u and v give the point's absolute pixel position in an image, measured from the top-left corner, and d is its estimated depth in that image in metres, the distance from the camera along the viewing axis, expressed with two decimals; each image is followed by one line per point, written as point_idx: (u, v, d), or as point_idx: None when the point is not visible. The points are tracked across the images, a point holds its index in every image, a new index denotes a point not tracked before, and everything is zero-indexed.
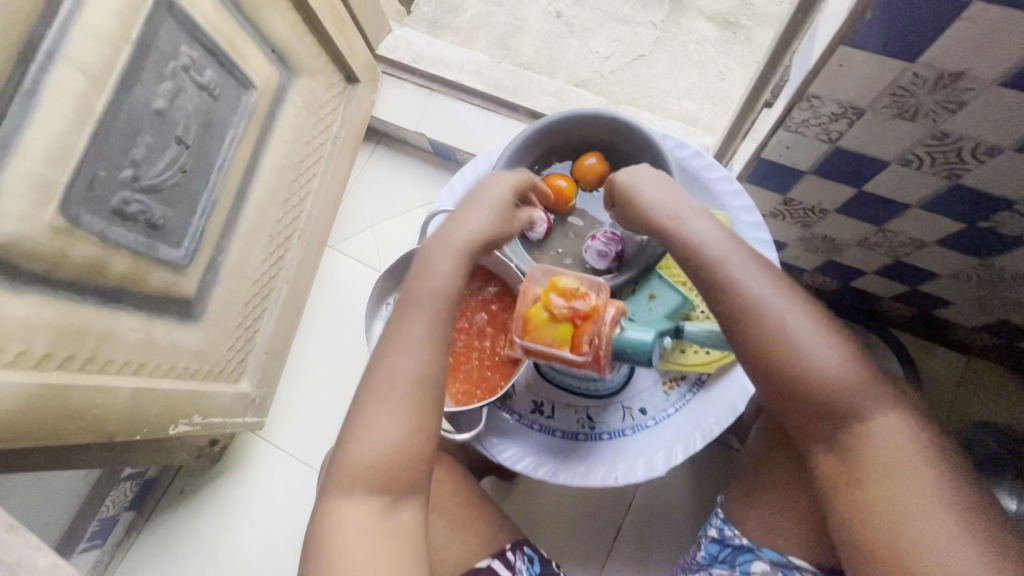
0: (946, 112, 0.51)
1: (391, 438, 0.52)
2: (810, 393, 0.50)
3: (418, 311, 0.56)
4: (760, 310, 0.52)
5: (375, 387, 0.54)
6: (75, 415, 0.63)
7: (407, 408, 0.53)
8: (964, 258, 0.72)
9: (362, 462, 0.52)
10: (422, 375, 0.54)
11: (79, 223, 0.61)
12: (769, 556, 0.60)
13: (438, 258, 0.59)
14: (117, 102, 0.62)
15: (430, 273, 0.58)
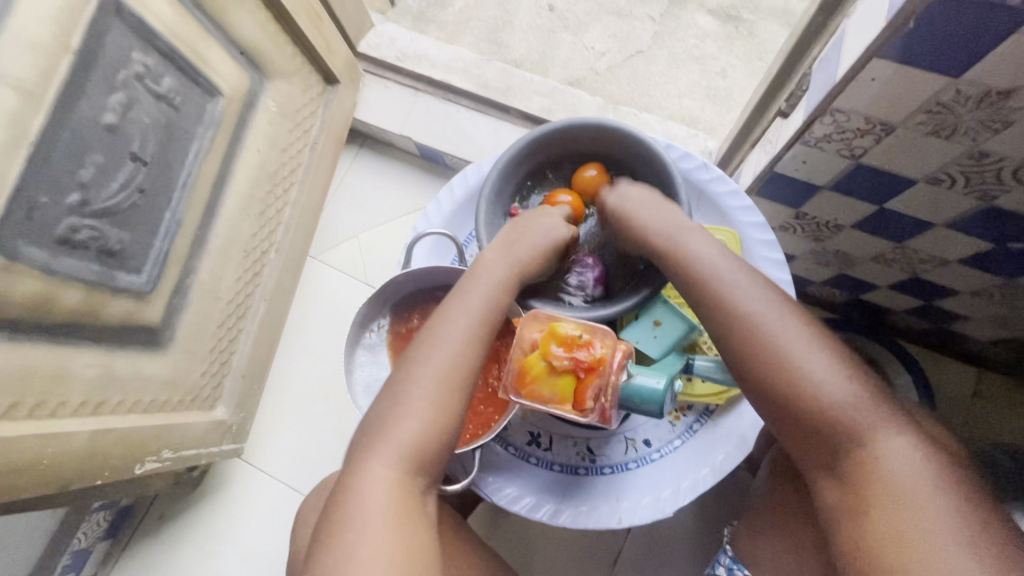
0: (988, 131, 0.46)
1: (427, 426, 0.50)
2: (808, 413, 0.49)
3: (464, 307, 0.55)
4: (756, 330, 0.51)
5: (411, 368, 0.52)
6: (23, 469, 0.57)
7: (442, 397, 0.51)
8: (987, 277, 0.68)
9: (394, 444, 0.50)
10: (463, 369, 0.52)
11: (18, 257, 0.54)
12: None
13: (495, 270, 0.57)
14: (58, 119, 0.55)
15: (486, 282, 0.56)
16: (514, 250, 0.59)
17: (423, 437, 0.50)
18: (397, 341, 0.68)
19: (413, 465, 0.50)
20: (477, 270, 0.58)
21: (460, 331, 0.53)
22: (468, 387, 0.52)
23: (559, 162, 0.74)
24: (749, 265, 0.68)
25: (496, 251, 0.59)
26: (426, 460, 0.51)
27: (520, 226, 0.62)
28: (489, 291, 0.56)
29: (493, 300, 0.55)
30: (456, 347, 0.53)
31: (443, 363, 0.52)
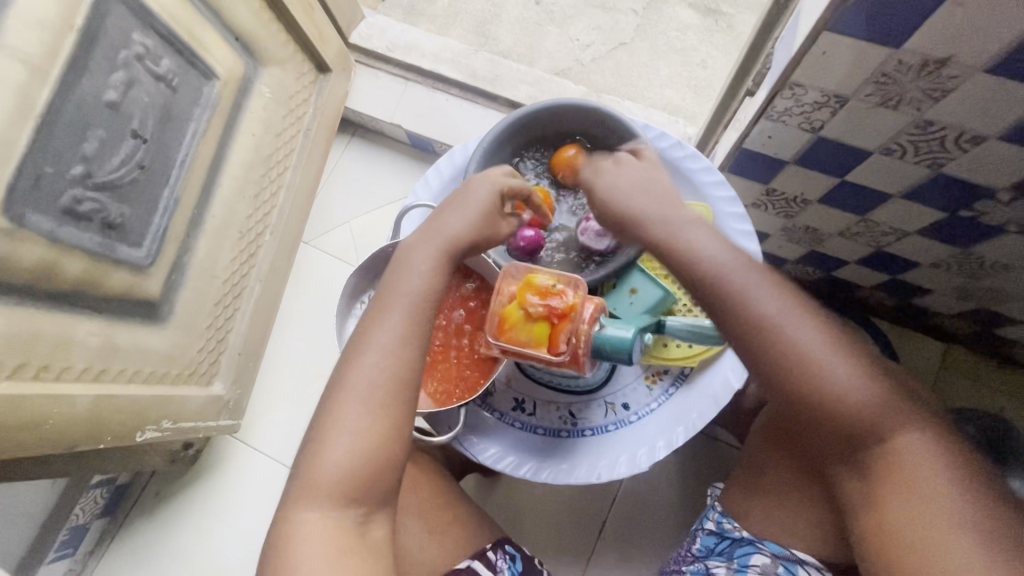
0: (930, 99, 0.50)
1: (359, 446, 0.51)
2: (831, 418, 0.49)
3: (387, 313, 0.55)
4: (773, 335, 0.50)
5: (341, 397, 0.53)
6: (30, 426, 0.59)
7: (370, 420, 0.52)
8: (944, 248, 0.72)
9: (326, 473, 0.51)
10: (392, 374, 0.53)
11: (24, 223, 0.57)
12: (770, 549, 0.60)
13: (419, 259, 0.58)
14: (63, 94, 0.58)
15: (409, 277, 0.57)
16: (435, 237, 0.59)
17: (358, 454, 0.51)
18: None
19: (349, 488, 0.51)
20: (401, 261, 0.58)
21: (384, 340, 0.54)
22: (399, 398, 0.53)
23: (543, 143, 0.78)
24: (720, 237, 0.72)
25: (417, 238, 0.59)
26: (364, 481, 0.51)
27: (453, 200, 0.61)
28: (412, 284, 0.56)
29: (415, 295, 0.56)
30: (382, 366, 0.53)
31: (369, 377, 0.53)
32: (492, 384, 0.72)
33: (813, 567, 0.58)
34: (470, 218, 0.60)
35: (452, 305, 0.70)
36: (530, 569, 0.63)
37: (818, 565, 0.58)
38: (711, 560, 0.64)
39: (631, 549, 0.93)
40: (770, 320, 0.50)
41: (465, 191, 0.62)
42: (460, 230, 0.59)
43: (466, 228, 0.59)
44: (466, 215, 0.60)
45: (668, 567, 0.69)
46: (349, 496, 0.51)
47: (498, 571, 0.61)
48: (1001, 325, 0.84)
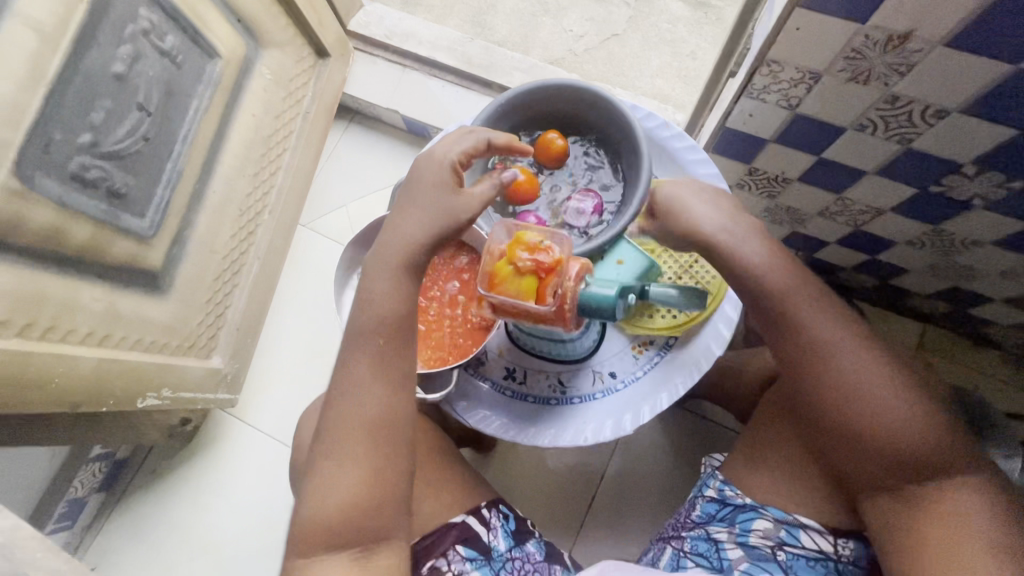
0: (896, 74, 0.53)
1: (335, 495, 0.53)
2: (879, 442, 0.52)
3: (348, 357, 0.56)
4: (830, 361, 0.54)
5: (327, 444, 0.55)
6: (36, 384, 0.61)
7: (356, 459, 0.54)
8: (917, 225, 0.75)
9: (316, 519, 0.54)
10: (357, 417, 0.55)
11: (34, 186, 0.59)
12: (774, 514, 0.61)
13: (374, 289, 0.57)
14: (72, 64, 0.61)
15: (365, 312, 0.56)
16: (386, 255, 0.57)
17: (336, 501, 0.53)
18: None
19: (338, 532, 0.53)
20: (361, 291, 0.57)
21: (346, 386, 0.56)
22: (382, 430, 0.55)
23: (533, 123, 0.80)
24: None
25: (372, 256, 0.58)
26: (352, 524, 0.53)
27: (403, 199, 0.59)
28: (366, 318, 0.56)
29: (371, 329, 0.56)
30: (365, 406, 0.55)
31: (339, 423, 0.55)
32: (484, 354, 0.74)
33: (814, 530, 0.59)
34: (418, 218, 0.57)
35: (447, 277, 0.73)
36: (524, 529, 0.65)
37: (818, 528, 0.59)
38: (713, 526, 0.63)
39: (619, 522, 0.96)
40: (828, 347, 0.55)
41: (413, 181, 0.59)
42: (412, 235, 0.57)
43: (420, 229, 0.57)
44: (416, 217, 0.57)
45: (665, 533, 0.68)
46: (341, 539, 0.54)
47: (491, 528, 0.63)
48: (974, 303, 0.87)
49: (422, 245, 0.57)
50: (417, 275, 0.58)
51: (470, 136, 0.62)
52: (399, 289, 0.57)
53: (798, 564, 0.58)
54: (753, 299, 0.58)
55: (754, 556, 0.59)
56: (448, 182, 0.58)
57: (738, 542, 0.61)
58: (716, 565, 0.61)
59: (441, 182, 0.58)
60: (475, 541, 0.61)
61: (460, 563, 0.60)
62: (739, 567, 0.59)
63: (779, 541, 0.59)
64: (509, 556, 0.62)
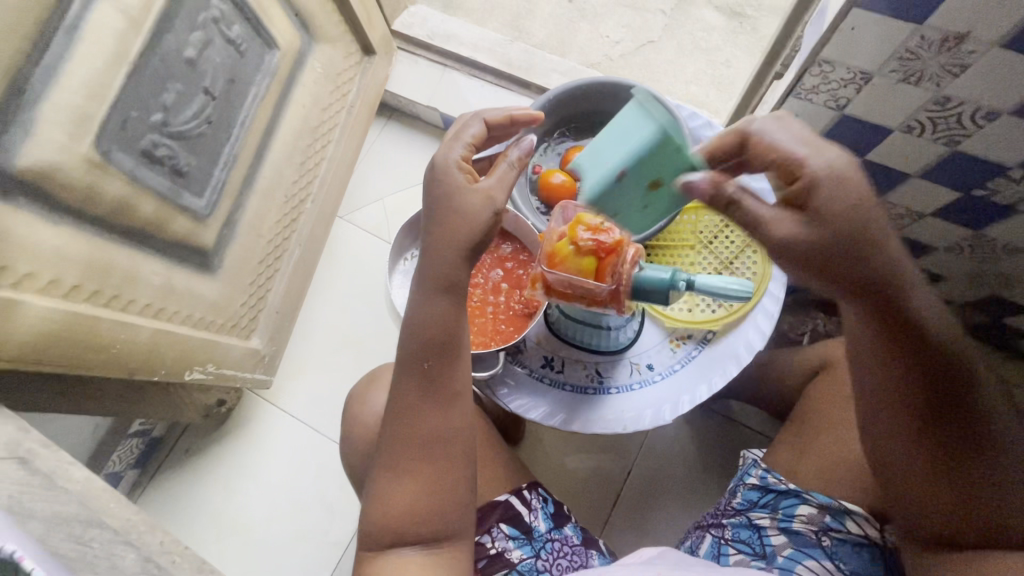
0: (948, 75, 0.55)
1: (398, 499, 0.55)
2: (909, 492, 0.51)
3: (397, 378, 0.57)
4: (877, 407, 0.51)
5: (387, 453, 0.56)
6: (101, 347, 0.64)
7: (420, 462, 0.55)
8: (957, 231, 0.75)
9: (382, 522, 0.55)
10: (411, 429, 0.56)
11: (111, 160, 0.62)
12: (819, 500, 0.61)
13: (415, 314, 0.56)
14: (151, 46, 0.64)
15: (410, 336, 0.56)
16: (426, 276, 0.55)
17: (401, 506, 0.55)
18: None
19: (405, 534, 0.55)
20: (407, 318, 0.56)
21: (395, 402, 0.57)
22: (440, 436, 0.56)
23: (574, 121, 0.82)
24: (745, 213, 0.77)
25: (414, 280, 0.56)
26: (417, 526, 0.55)
27: (425, 212, 0.56)
28: (409, 342, 0.56)
29: (415, 352, 0.56)
30: (423, 417, 0.56)
31: (392, 434, 0.56)
32: (523, 342, 0.75)
33: (860, 516, 0.59)
34: (449, 236, 0.53)
35: (490, 265, 0.74)
36: (561, 513, 0.65)
37: (864, 514, 0.59)
38: (754, 513, 0.64)
39: (645, 519, 0.96)
40: (882, 394, 0.50)
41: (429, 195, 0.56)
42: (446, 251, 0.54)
43: (454, 248, 0.53)
44: (445, 231, 0.53)
45: (703, 521, 0.68)
46: (407, 540, 0.55)
47: (532, 509, 0.63)
48: (1009, 313, 0.87)
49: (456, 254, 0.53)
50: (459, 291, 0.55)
51: (464, 128, 0.57)
52: (442, 310, 0.55)
53: (842, 550, 0.58)
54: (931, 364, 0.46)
55: (798, 542, 0.60)
56: (464, 180, 0.54)
57: (781, 528, 0.61)
58: (759, 550, 0.61)
59: (457, 182, 0.54)
60: (517, 521, 0.62)
61: (503, 540, 0.60)
62: (782, 553, 0.60)
63: (824, 527, 0.60)
64: (549, 536, 0.62)
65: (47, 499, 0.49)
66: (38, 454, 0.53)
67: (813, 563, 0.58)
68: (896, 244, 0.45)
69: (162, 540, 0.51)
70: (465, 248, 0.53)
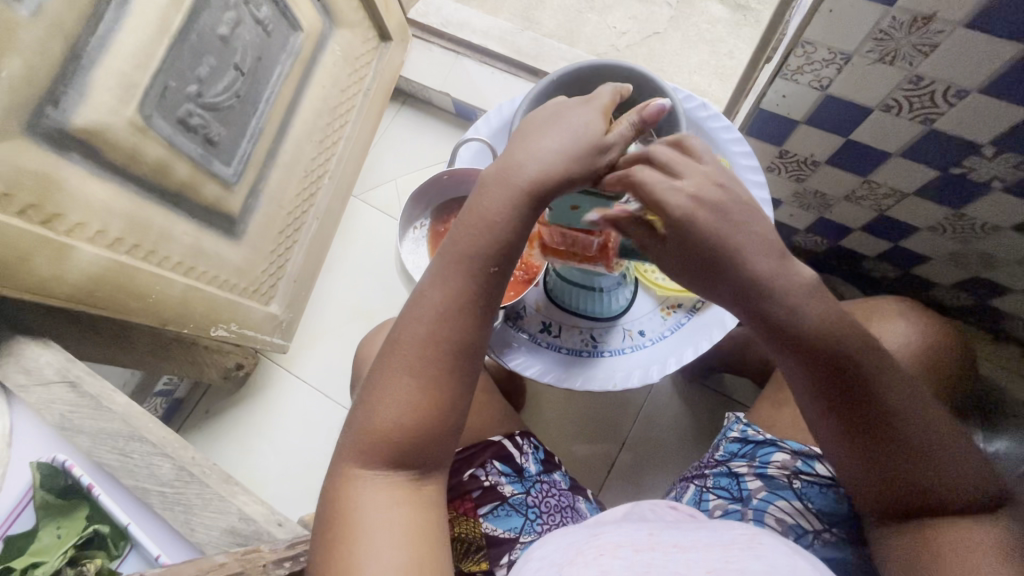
0: (920, 55, 0.59)
1: (406, 415, 0.50)
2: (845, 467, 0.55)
3: (446, 273, 0.51)
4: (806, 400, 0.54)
5: (408, 360, 0.51)
6: (140, 297, 0.70)
7: (441, 383, 0.51)
8: (939, 210, 0.79)
9: (379, 436, 0.51)
10: (448, 340, 0.51)
11: (151, 125, 0.68)
12: (791, 447, 0.66)
13: (490, 206, 0.50)
14: (190, 23, 0.70)
15: (479, 231, 0.51)
16: (514, 174, 0.50)
17: (410, 421, 0.51)
18: (436, 236, 0.80)
19: (400, 454, 0.51)
20: (477, 205, 0.51)
21: (439, 304, 0.51)
22: (469, 364, 0.53)
23: None
24: None
25: (498, 172, 0.51)
26: (417, 449, 0.51)
27: (539, 127, 0.52)
28: (480, 238, 0.50)
29: (486, 254, 0.51)
30: (462, 332, 0.51)
31: (425, 338, 0.51)
32: (523, 308, 0.80)
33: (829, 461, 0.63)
34: (555, 155, 0.49)
35: None
36: (550, 460, 0.70)
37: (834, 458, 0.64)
38: (734, 462, 0.69)
39: (638, 486, 1.01)
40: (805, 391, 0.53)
41: (555, 112, 0.52)
42: (542, 160, 0.49)
43: (547, 166, 0.49)
44: (542, 148, 0.50)
45: (688, 474, 0.73)
46: (397, 461, 0.51)
47: (523, 453, 0.68)
48: (993, 293, 0.91)
49: (557, 168, 0.49)
50: (542, 201, 0.50)
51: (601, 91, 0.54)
52: (518, 216, 0.50)
53: (812, 491, 0.63)
54: (818, 364, 0.50)
55: (772, 485, 0.64)
56: (600, 122, 0.51)
57: (757, 473, 0.66)
58: (737, 494, 0.66)
59: (593, 122, 0.50)
60: (509, 459, 0.66)
61: (496, 476, 0.65)
62: (757, 495, 0.64)
63: (795, 471, 0.64)
64: (538, 478, 0.66)
65: (94, 417, 0.63)
66: (84, 379, 0.63)
67: (785, 503, 0.63)
68: (774, 260, 0.49)
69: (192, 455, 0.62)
70: (560, 174, 0.49)
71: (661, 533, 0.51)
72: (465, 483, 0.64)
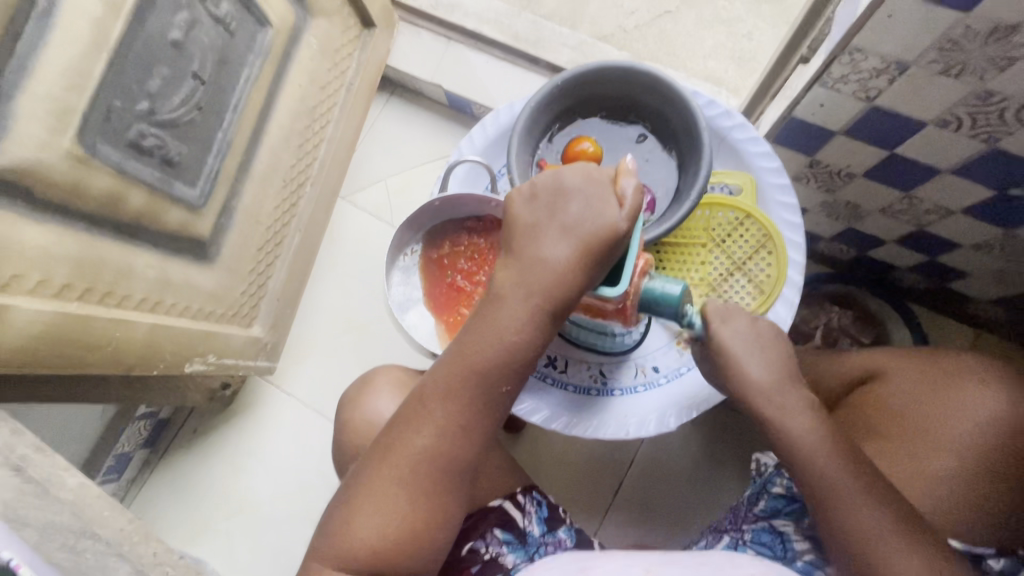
0: (995, 68, 0.50)
1: (395, 525, 0.50)
2: (830, 516, 0.54)
3: (452, 388, 0.49)
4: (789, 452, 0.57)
5: (401, 472, 0.50)
6: (94, 346, 0.63)
7: (433, 495, 0.50)
8: (988, 228, 0.71)
9: (357, 543, 0.49)
10: (446, 457, 0.50)
11: (96, 153, 0.60)
12: None
13: (504, 323, 0.49)
14: (133, 30, 0.60)
15: (492, 347, 0.49)
16: (530, 282, 0.49)
17: (396, 529, 0.50)
18: (428, 265, 0.72)
19: (378, 561, 0.50)
20: (488, 315, 0.50)
21: (442, 420, 0.50)
22: (465, 478, 0.51)
23: (586, 105, 0.73)
24: (763, 209, 0.72)
25: (516, 264, 0.50)
26: (399, 560, 0.50)
27: (545, 216, 0.50)
28: (494, 356, 0.49)
29: (499, 374, 0.49)
30: (464, 448, 0.50)
31: (423, 453, 0.50)
32: None
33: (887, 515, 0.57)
34: (568, 257, 0.48)
35: (455, 256, 0.71)
36: (555, 516, 0.64)
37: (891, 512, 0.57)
38: (778, 520, 0.63)
39: (646, 511, 0.96)
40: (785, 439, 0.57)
41: (553, 201, 0.50)
42: (555, 263, 0.48)
43: (558, 270, 0.48)
44: (544, 247, 0.49)
45: (718, 525, 0.68)
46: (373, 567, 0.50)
47: (526, 514, 0.63)
48: None
49: (572, 267, 0.48)
50: (557, 311, 0.49)
51: (595, 171, 0.51)
52: (532, 333, 0.49)
53: None
54: (790, 413, 0.57)
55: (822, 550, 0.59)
56: (613, 209, 0.48)
57: (806, 535, 0.61)
58: (780, 553, 0.61)
59: (604, 216, 0.48)
60: (512, 526, 0.61)
61: (497, 546, 0.60)
62: (804, 557, 0.60)
63: None
64: (543, 541, 0.62)
65: (41, 508, 0.55)
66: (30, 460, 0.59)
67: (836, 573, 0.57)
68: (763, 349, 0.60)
69: (154, 551, 0.57)
70: (569, 273, 0.48)
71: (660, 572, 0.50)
72: (464, 560, 0.59)
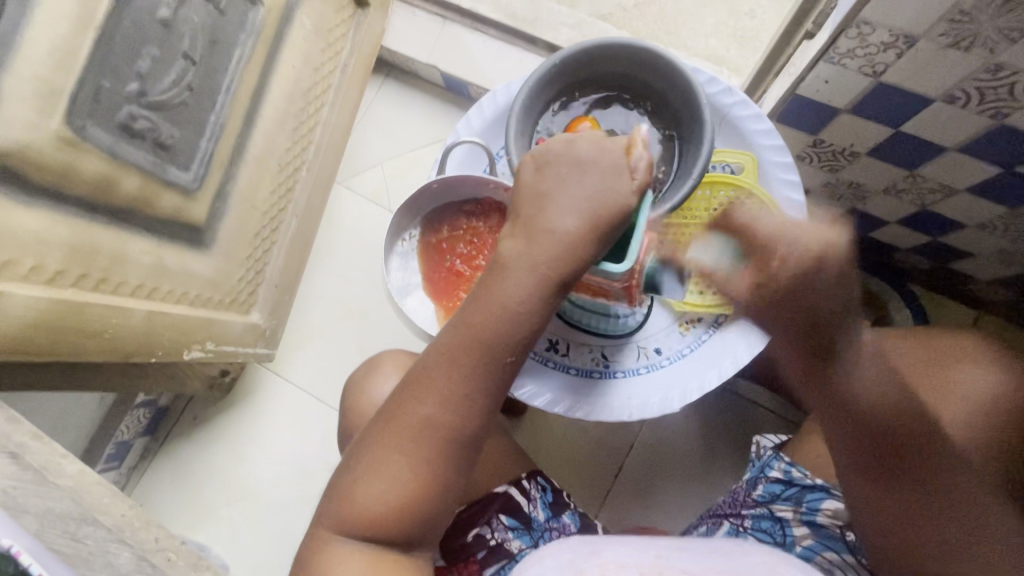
0: (1006, 40, 0.49)
1: (395, 494, 0.49)
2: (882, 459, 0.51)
3: (456, 356, 0.49)
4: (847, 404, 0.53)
5: (404, 441, 0.49)
6: (90, 333, 0.63)
7: (436, 466, 0.50)
8: (993, 207, 0.71)
9: (359, 510, 0.50)
10: (449, 426, 0.49)
11: (86, 136, 0.58)
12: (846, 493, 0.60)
13: (509, 291, 0.48)
14: (119, 8, 0.58)
15: (497, 316, 0.48)
16: (535, 251, 0.48)
17: (398, 497, 0.50)
18: (428, 250, 0.71)
19: (381, 528, 0.50)
20: (492, 283, 0.49)
21: (445, 391, 0.49)
22: (468, 450, 0.51)
23: (586, 83, 0.71)
24: (765, 188, 0.71)
25: (522, 232, 0.49)
26: (402, 526, 0.50)
27: (552, 185, 0.49)
28: (499, 324, 0.48)
29: (503, 344, 0.48)
30: (468, 418, 0.50)
31: (425, 420, 0.49)
32: None
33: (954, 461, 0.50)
34: (576, 226, 0.47)
35: (455, 239, 0.70)
36: (559, 501, 0.64)
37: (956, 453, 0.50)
38: (776, 505, 0.64)
39: (646, 492, 0.97)
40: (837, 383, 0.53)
41: (561, 171, 0.49)
42: (562, 232, 0.48)
43: (563, 239, 0.47)
44: (550, 219, 0.48)
45: (717, 511, 0.68)
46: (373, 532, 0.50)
47: (531, 499, 0.63)
48: None
49: (578, 237, 0.47)
50: (563, 281, 0.48)
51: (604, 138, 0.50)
52: (537, 303, 0.48)
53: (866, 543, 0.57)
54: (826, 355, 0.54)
55: (819, 534, 0.59)
56: (622, 179, 0.48)
57: (804, 520, 0.61)
58: (779, 539, 0.61)
59: (613, 185, 0.48)
60: (517, 512, 0.61)
61: (503, 532, 0.60)
62: (802, 543, 0.59)
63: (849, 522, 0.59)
64: (547, 526, 0.62)
65: (43, 495, 0.55)
66: (27, 448, 0.58)
67: (833, 555, 0.57)
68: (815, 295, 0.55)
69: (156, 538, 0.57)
70: (575, 244, 0.47)
71: (670, 556, 0.49)
72: (469, 545, 0.60)
